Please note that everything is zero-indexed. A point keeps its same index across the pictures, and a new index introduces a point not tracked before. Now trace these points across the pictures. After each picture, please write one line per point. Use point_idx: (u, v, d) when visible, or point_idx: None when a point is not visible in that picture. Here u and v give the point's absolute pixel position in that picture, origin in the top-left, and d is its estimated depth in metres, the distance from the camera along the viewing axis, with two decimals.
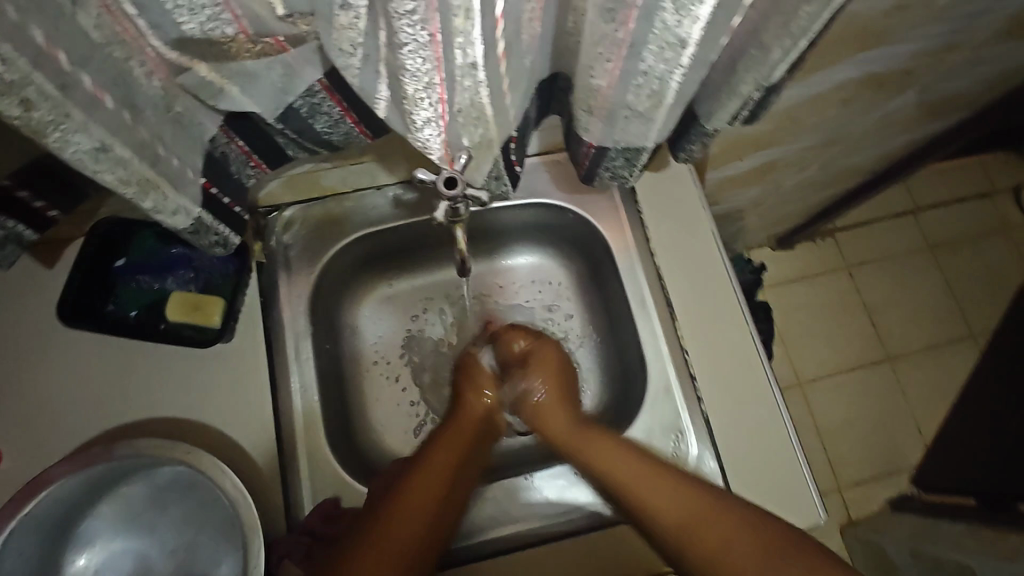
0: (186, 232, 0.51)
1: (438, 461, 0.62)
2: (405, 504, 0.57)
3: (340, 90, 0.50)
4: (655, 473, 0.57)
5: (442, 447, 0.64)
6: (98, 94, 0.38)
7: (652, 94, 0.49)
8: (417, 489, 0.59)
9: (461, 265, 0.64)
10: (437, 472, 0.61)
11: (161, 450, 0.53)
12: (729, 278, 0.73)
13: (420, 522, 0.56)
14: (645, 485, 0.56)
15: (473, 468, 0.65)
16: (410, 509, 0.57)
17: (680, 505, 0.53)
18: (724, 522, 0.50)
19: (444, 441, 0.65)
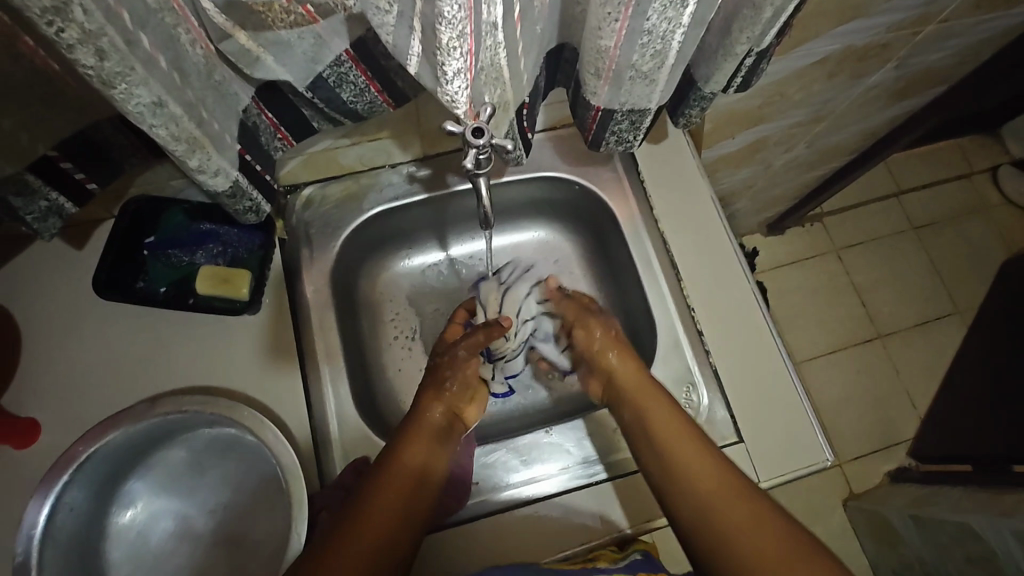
0: (224, 196, 0.54)
1: (406, 462, 0.60)
2: (382, 504, 0.56)
3: (365, 61, 0.54)
4: (707, 464, 0.59)
5: (412, 446, 0.62)
6: (153, 53, 0.40)
7: (655, 54, 0.53)
8: (393, 490, 0.57)
9: (484, 220, 0.63)
10: (408, 475, 0.59)
11: (207, 404, 0.57)
12: (730, 241, 0.77)
13: (388, 520, 0.55)
14: (695, 475, 0.58)
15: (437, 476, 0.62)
16: (378, 512, 0.55)
17: (722, 503, 0.56)
18: (760, 529, 0.53)
19: (410, 442, 0.62)
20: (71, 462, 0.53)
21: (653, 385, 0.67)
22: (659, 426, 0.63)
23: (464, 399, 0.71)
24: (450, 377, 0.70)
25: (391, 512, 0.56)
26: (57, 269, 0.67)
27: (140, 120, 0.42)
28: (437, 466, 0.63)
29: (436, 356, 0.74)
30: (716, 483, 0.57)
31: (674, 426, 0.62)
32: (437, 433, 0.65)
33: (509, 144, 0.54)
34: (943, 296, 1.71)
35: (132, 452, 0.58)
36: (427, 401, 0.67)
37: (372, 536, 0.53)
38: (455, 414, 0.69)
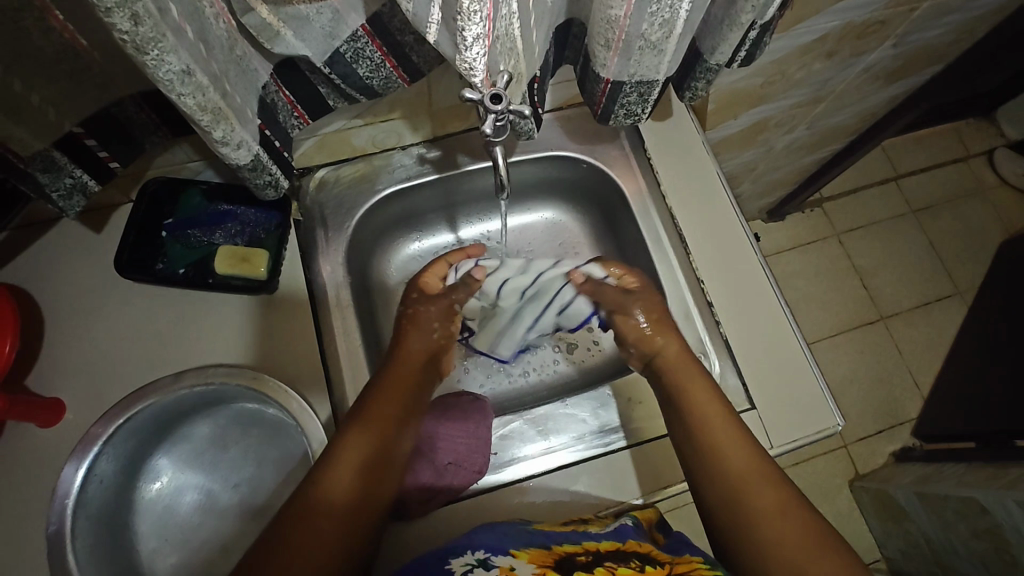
0: (245, 169, 0.55)
1: (365, 461, 0.57)
2: (338, 507, 0.54)
3: (381, 36, 0.55)
4: (743, 448, 0.60)
5: (371, 434, 0.58)
6: (180, 22, 0.41)
7: (663, 23, 0.54)
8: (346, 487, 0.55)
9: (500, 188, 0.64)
10: (362, 476, 0.56)
11: (230, 376, 0.58)
12: (736, 215, 0.78)
13: (339, 526, 0.53)
14: (731, 459, 0.60)
15: (394, 465, 0.59)
16: (330, 518, 0.53)
17: (755, 485, 0.58)
18: (785, 515, 0.56)
19: (366, 427, 0.58)
20: (100, 436, 0.54)
21: (695, 365, 0.67)
22: (700, 407, 0.63)
23: (444, 351, 0.74)
24: (427, 325, 0.73)
25: (338, 516, 0.54)
26: (77, 252, 0.68)
27: (168, 88, 0.43)
28: (395, 451, 0.59)
29: (410, 305, 0.74)
30: (750, 466, 0.59)
31: (713, 406, 0.63)
32: (408, 401, 0.64)
33: (526, 110, 0.55)
34: (942, 277, 1.73)
35: (158, 426, 0.59)
36: (398, 373, 0.65)
37: (323, 542, 0.52)
38: (433, 360, 0.71)
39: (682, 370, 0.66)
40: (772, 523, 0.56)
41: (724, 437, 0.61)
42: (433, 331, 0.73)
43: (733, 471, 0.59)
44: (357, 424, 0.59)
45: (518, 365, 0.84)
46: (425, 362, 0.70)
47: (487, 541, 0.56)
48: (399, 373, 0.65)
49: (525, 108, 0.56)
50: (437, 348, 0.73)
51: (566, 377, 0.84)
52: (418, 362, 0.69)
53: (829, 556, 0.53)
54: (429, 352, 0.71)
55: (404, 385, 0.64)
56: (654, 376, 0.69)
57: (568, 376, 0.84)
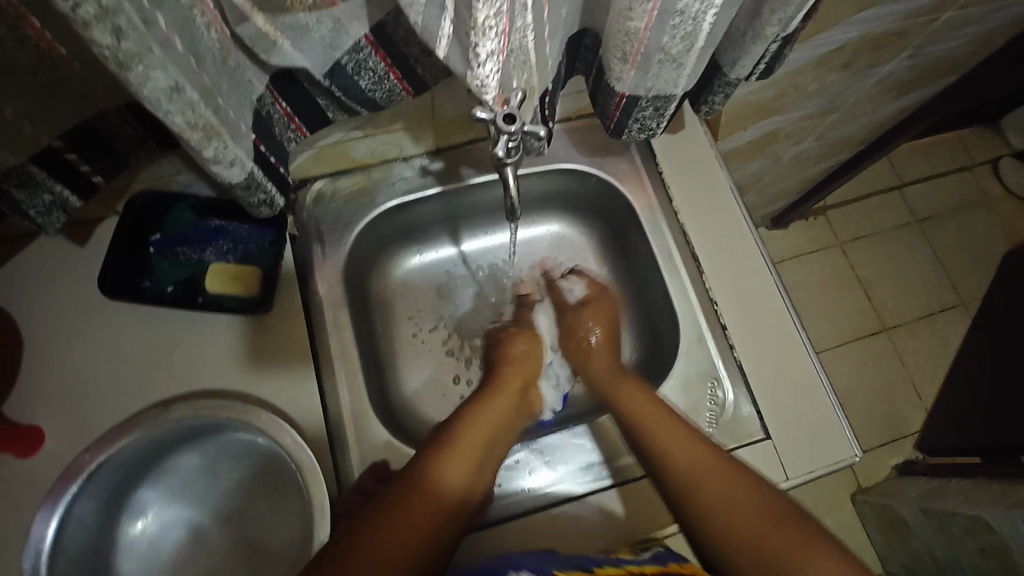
0: (238, 188, 0.51)
1: (468, 445, 0.62)
2: (435, 496, 0.57)
3: (384, 46, 0.52)
4: (692, 446, 0.61)
5: (464, 437, 0.62)
6: (169, 33, 0.38)
7: (685, 36, 0.51)
8: (454, 466, 0.59)
9: (510, 210, 0.61)
10: (458, 471, 0.59)
11: (218, 410, 0.54)
12: (751, 234, 0.75)
13: (435, 509, 0.56)
14: (693, 467, 0.60)
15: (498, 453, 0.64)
16: (429, 495, 0.56)
17: (705, 476, 0.59)
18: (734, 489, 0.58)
19: (476, 420, 0.65)
20: (81, 472, 0.51)
21: (636, 386, 0.68)
22: (663, 449, 0.61)
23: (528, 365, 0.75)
24: (518, 344, 0.76)
25: (397, 532, 0.53)
26: (59, 268, 0.64)
27: (154, 104, 0.39)
28: (504, 440, 0.65)
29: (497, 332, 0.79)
30: (698, 466, 0.60)
31: (657, 417, 0.64)
32: (491, 421, 0.66)
33: (540, 130, 0.52)
34: (946, 288, 1.71)
35: (144, 460, 0.55)
36: (502, 378, 0.72)
37: (422, 518, 0.55)
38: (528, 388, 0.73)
39: (618, 388, 0.69)
40: (727, 504, 0.57)
41: (683, 454, 0.61)
42: (524, 363, 0.74)
43: (686, 470, 0.60)
44: (469, 417, 0.65)
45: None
46: (523, 386, 0.72)
47: (529, 562, 0.55)
48: (507, 377, 0.72)
49: (539, 128, 0.53)
50: (529, 363, 0.75)
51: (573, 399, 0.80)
52: (521, 374, 0.73)
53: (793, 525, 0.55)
54: (525, 385, 0.72)
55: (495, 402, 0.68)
56: (601, 402, 0.71)
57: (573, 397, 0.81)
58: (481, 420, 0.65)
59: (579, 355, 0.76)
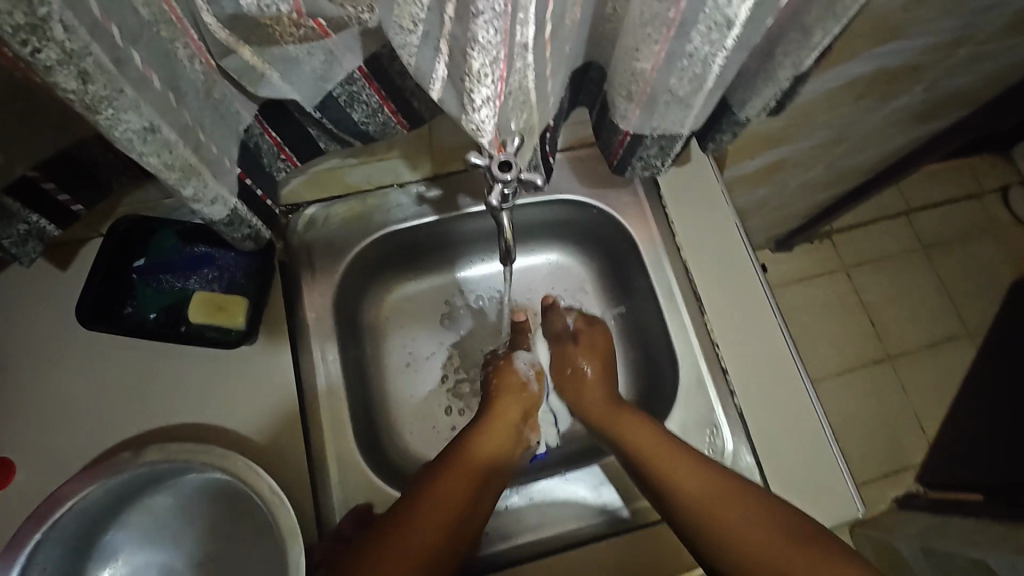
0: (221, 224, 0.49)
1: (464, 470, 0.59)
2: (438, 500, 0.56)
3: (379, 79, 0.50)
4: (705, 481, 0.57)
5: (477, 445, 0.62)
6: (145, 71, 0.36)
7: (694, 78, 0.49)
8: (447, 490, 0.57)
9: (506, 254, 0.59)
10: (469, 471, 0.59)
11: (195, 454, 0.52)
12: (756, 274, 0.73)
13: (455, 504, 0.56)
14: (692, 490, 0.56)
15: (500, 472, 0.62)
16: (427, 515, 0.54)
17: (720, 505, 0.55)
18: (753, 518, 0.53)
19: (475, 442, 0.63)
20: (51, 511, 0.49)
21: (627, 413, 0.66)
22: (663, 462, 0.59)
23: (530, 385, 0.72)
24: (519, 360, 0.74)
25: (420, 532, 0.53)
26: (38, 292, 0.62)
27: (128, 147, 0.37)
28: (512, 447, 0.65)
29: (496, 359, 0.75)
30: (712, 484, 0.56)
31: (656, 449, 0.60)
32: (502, 431, 0.66)
33: (536, 180, 0.50)
34: (951, 316, 1.65)
35: (115, 503, 0.53)
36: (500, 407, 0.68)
37: (433, 525, 0.54)
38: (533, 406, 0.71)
39: (618, 416, 0.65)
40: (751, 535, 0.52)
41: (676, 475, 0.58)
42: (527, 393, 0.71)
43: (709, 508, 0.55)
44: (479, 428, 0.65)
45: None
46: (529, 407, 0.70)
47: None
48: (502, 400, 0.68)
49: (537, 177, 0.51)
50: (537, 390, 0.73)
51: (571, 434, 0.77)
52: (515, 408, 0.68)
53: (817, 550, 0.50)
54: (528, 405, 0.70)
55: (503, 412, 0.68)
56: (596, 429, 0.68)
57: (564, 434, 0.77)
58: (493, 429, 0.65)
59: (572, 385, 0.72)
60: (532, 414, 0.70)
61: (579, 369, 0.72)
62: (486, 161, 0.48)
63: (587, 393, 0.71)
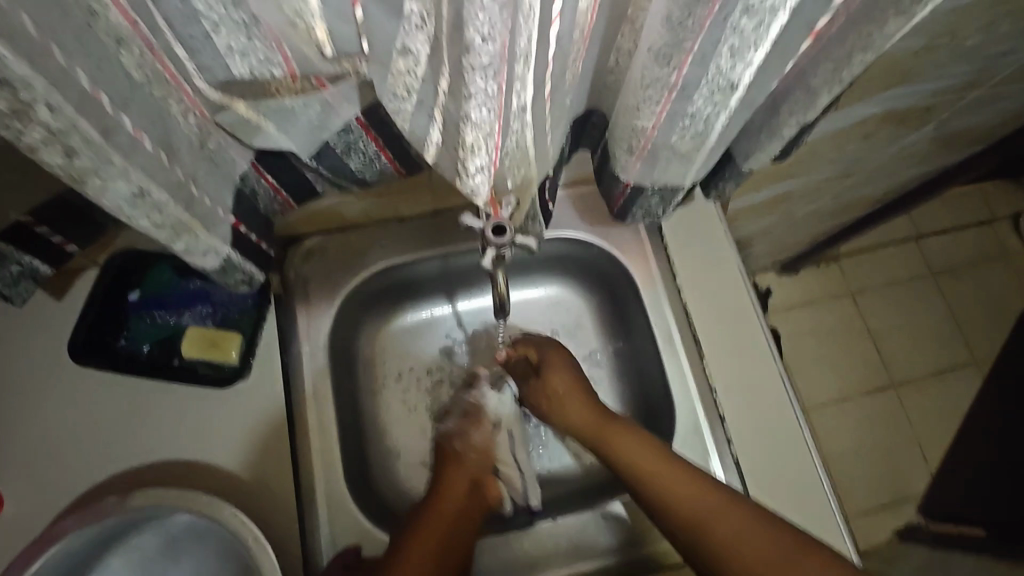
0: (213, 271, 0.49)
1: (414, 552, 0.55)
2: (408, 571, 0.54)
3: (377, 129, 0.49)
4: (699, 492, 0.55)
5: (428, 526, 0.58)
6: (137, 135, 0.36)
7: (695, 135, 0.48)
8: (417, 549, 0.55)
9: (501, 309, 0.61)
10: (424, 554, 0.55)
11: (183, 499, 0.52)
12: (758, 318, 0.71)
13: None
14: (669, 482, 0.56)
15: (470, 525, 0.60)
16: None
17: (708, 506, 0.54)
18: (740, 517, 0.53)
19: (438, 503, 0.61)
20: (41, 552, 0.50)
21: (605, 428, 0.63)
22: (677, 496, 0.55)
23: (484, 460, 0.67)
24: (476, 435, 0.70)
25: None
26: (33, 322, 0.62)
27: (118, 211, 0.39)
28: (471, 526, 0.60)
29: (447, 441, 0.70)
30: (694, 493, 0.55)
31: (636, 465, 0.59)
32: (461, 505, 0.61)
33: (531, 243, 0.51)
34: (957, 343, 1.54)
35: (99, 546, 0.53)
36: (446, 487, 0.63)
37: None
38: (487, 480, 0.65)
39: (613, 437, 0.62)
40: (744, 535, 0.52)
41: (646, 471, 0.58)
42: (477, 468, 0.66)
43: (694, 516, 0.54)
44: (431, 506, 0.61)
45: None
46: (477, 480, 0.65)
47: None
48: (458, 464, 0.66)
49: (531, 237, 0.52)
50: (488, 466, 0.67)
51: (564, 475, 0.76)
52: (461, 480, 0.64)
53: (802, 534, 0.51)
54: (477, 481, 0.64)
55: (456, 489, 0.63)
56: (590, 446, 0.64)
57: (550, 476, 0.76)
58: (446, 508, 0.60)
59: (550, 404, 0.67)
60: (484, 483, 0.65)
61: (555, 392, 0.67)
62: (482, 222, 0.49)
63: (571, 412, 0.65)
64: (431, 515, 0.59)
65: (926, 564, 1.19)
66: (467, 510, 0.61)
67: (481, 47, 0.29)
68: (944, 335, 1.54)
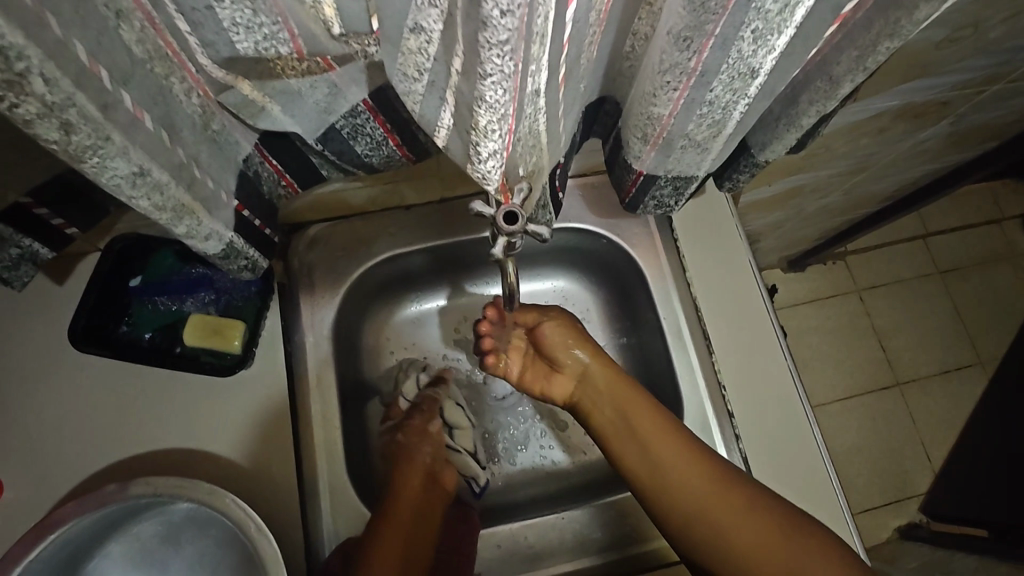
0: (215, 256, 0.48)
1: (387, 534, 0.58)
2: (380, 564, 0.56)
3: (385, 112, 0.47)
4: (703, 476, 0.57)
5: (395, 512, 0.60)
6: (136, 113, 0.34)
7: (712, 123, 0.47)
8: (388, 535, 0.58)
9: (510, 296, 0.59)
10: (392, 541, 0.58)
11: (183, 489, 0.51)
12: (768, 313, 0.70)
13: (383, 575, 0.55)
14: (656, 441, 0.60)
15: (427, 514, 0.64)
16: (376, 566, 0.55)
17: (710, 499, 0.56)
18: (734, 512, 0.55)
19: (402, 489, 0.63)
20: (39, 540, 0.48)
21: (631, 387, 0.64)
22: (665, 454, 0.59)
23: (437, 462, 0.68)
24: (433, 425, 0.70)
25: None
26: (34, 308, 0.61)
27: (117, 191, 0.37)
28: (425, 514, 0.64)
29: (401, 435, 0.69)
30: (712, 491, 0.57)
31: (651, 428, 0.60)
32: (417, 493, 0.64)
33: (543, 230, 0.50)
34: (963, 343, 1.52)
35: (99, 533, 0.53)
36: (403, 477, 0.64)
37: None
38: (437, 470, 0.68)
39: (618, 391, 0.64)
40: (720, 523, 0.56)
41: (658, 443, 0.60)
42: (427, 467, 0.67)
43: (679, 496, 0.58)
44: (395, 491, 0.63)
45: (520, 431, 0.77)
46: (429, 473, 0.67)
47: None
48: (414, 456, 0.67)
49: (542, 226, 0.51)
50: (435, 464, 0.68)
51: (567, 468, 0.75)
52: (419, 469, 0.66)
53: (804, 533, 0.53)
54: (428, 475, 0.67)
55: (414, 478, 0.65)
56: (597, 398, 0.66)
57: (552, 471, 0.75)
58: (410, 496, 0.63)
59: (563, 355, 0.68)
60: (435, 477, 0.67)
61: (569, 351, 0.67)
62: (492, 209, 0.48)
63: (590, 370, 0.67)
64: (400, 503, 0.62)
65: (930, 562, 1.18)
66: (420, 508, 0.64)
67: (500, 21, 0.27)
68: (951, 334, 1.53)
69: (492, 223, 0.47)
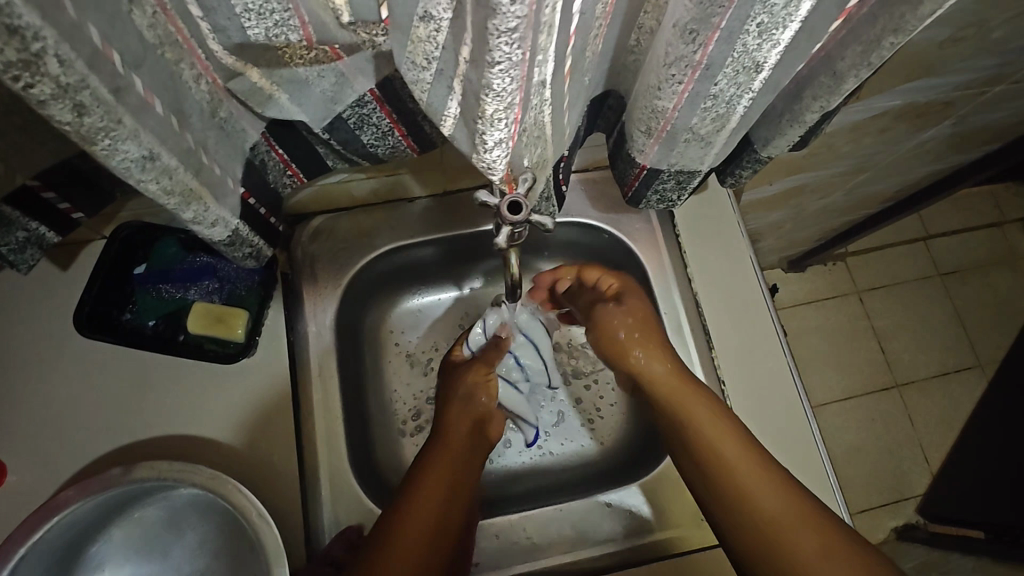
0: (221, 243, 0.48)
1: (428, 487, 0.55)
2: (426, 501, 0.54)
3: (391, 103, 0.48)
4: (776, 493, 0.51)
5: (435, 469, 0.57)
6: (147, 98, 0.35)
7: (716, 118, 0.47)
8: (428, 492, 0.55)
9: (512, 288, 0.59)
10: (433, 494, 0.55)
11: (186, 474, 0.51)
12: (768, 310, 0.71)
13: (425, 526, 0.53)
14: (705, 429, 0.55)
15: (472, 473, 0.60)
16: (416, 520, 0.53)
17: (757, 490, 0.51)
18: (801, 532, 0.48)
19: (443, 447, 0.59)
20: (43, 522, 0.49)
21: (701, 398, 0.58)
22: (717, 446, 0.54)
23: (490, 416, 0.64)
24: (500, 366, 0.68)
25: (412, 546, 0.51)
26: (39, 294, 0.61)
27: (126, 174, 0.37)
28: (471, 471, 0.60)
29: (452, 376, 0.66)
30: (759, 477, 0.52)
31: (718, 432, 0.55)
32: (465, 446, 0.60)
33: (545, 221, 0.50)
34: (962, 345, 1.53)
35: (101, 517, 0.53)
36: (448, 421, 0.62)
37: (418, 542, 0.52)
38: (484, 424, 0.64)
39: (675, 391, 0.59)
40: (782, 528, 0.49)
41: (728, 450, 0.54)
42: (474, 413, 0.63)
43: (740, 490, 0.52)
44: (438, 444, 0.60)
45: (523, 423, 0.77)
46: (477, 423, 0.63)
47: None
48: (462, 400, 0.63)
49: (544, 217, 0.51)
50: (486, 413, 0.64)
51: (566, 462, 0.75)
52: (467, 416, 0.62)
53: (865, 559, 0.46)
54: (474, 425, 0.62)
55: (456, 433, 0.61)
56: (653, 402, 0.61)
57: (552, 464, 0.75)
58: (452, 447, 0.60)
59: (611, 347, 0.63)
60: (485, 424, 0.64)
61: (618, 336, 0.63)
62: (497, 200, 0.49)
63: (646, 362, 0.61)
64: (440, 457, 0.58)
65: (927, 562, 1.18)
66: (467, 454, 0.60)
67: (509, 9, 0.27)
68: (950, 336, 1.53)
69: (495, 214, 0.48)
